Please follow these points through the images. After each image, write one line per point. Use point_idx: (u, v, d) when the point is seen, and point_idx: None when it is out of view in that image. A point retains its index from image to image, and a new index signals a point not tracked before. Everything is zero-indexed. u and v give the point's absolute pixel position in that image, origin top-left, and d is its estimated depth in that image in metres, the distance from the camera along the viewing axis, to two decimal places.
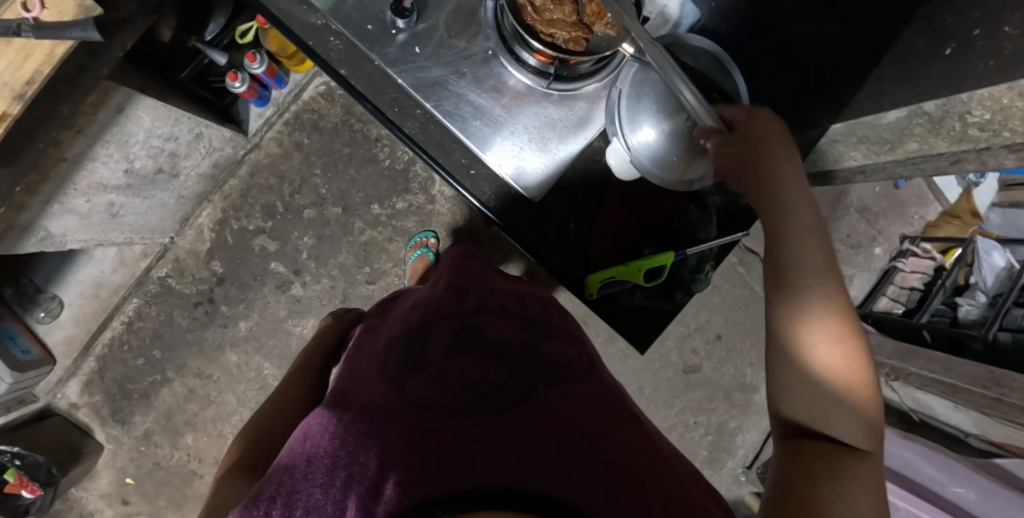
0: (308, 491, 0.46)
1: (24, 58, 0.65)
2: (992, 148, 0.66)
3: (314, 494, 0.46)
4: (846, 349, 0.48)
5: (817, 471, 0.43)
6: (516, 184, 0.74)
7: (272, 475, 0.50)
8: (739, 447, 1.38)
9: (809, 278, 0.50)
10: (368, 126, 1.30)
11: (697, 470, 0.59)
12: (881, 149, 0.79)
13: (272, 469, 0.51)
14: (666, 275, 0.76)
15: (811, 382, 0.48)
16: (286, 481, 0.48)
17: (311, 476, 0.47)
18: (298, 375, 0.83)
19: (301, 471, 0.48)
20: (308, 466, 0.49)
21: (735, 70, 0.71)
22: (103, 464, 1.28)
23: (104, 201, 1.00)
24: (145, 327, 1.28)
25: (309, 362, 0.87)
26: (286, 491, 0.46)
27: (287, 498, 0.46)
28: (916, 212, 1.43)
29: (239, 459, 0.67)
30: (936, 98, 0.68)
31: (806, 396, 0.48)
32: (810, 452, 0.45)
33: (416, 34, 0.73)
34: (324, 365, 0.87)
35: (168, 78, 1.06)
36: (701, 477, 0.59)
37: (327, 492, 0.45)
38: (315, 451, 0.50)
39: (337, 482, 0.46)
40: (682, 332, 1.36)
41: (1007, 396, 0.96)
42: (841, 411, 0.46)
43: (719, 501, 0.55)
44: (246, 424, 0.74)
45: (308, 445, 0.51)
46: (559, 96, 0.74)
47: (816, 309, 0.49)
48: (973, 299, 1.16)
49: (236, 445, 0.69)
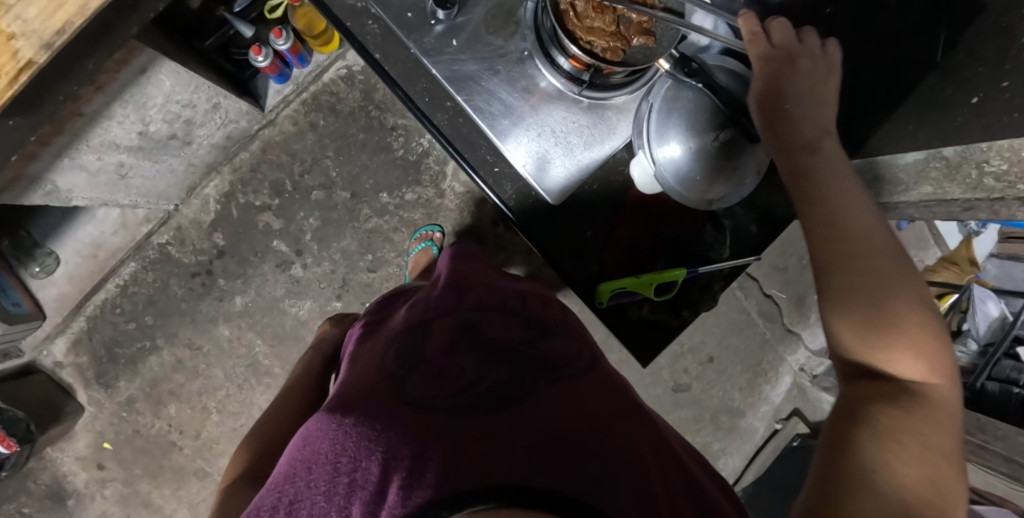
0: (312, 499, 0.46)
1: (55, 7, 0.64)
2: (1004, 199, 0.72)
3: (318, 502, 0.46)
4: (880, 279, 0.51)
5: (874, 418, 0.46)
6: (537, 186, 0.75)
7: (275, 483, 0.50)
8: (719, 470, 1.39)
9: (855, 245, 0.53)
10: (386, 115, 1.29)
11: (718, 472, 0.60)
12: (894, 190, 0.84)
13: (274, 476, 0.52)
14: (676, 291, 0.77)
15: (872, 340, 0.50)
16: (288, 490, 0.48)
17: (313, 483, 0.48)
18: (296, 385, 0.84)
19: (303, 479, 0.48)
20: (309, 472, 0.49)
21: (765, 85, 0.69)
22: (81, 427, 1.26)
23: (114, 160, 0.99)
24: (140, 292, 1.26)
25: (306, 373, 0.87)
26: (289, 501, 0.47)
27: (291, 507, 0.46)
28: (916, 255, 1.47)
29: (245, 468, 0.66)
30: (955, 145, 0.72)
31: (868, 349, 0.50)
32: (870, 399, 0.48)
33: (454, 27, 0.73)
34: (324, 372, 0.88)
35: (192, 45, 1.05)
36: (720, 479, 0.59)
37: (331, 500, 0.46)
38: (315, 457, 0.50)
39: (340, 489, 0.46)
40: (675, 351, 1.37)
41: (991, 444, 0.98)
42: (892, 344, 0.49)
43: (732, 498, 0.56)
44: (248, 430, 0.74)
45: (308, 451, 0.51)
46: (589, 104, 0.75)
47: (867, 274, 0.51)
48: (965, 346, 1.19)
49: (240, 454, 0.69)
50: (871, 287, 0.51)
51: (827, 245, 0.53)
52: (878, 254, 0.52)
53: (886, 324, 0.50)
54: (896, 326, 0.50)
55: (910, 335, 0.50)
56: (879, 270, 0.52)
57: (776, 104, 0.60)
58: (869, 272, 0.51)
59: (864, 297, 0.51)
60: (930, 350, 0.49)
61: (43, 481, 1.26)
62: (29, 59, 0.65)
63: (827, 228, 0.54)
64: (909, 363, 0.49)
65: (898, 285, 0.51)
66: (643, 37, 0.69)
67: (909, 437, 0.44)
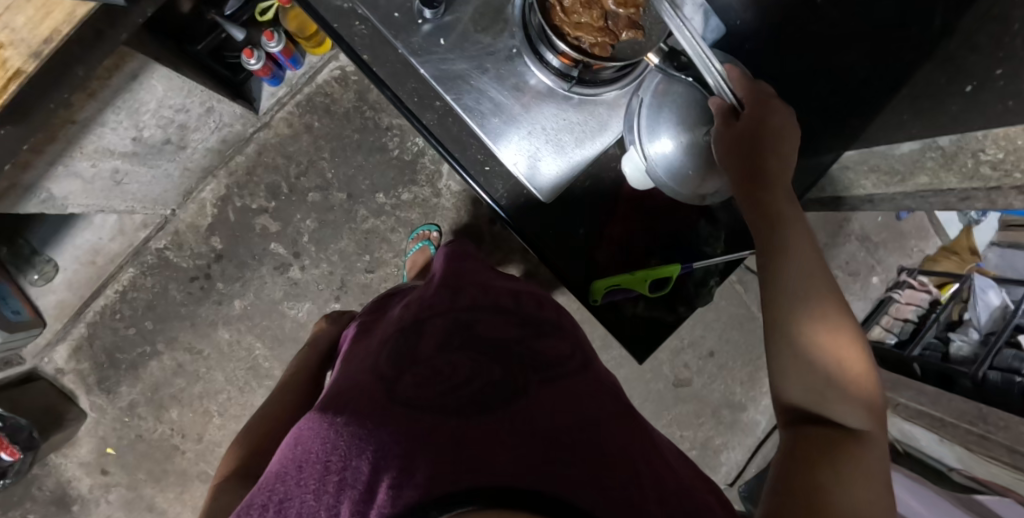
0: (301, 498, 0.46)
1: (44, 16, 0.65)
2: (1000, 187, 0.67)
3: (307, 500, 0.46)
4: (835, 326, 0.52)
5: (821, 458, 0.46)
6: (530, 185, 0.74)
7: (266, 481, 0.50)
8: (722, 464, 1.38)
9: (805, 295, 0.54)
10: (380, 115, 1.29)
11: (706, 473, 0.59)
12: (891, 180, 0.79)
13: (265, 475, 0.51)
14: (671, 287, 0.77)
15: (816, 387, 0.51)
16: (279, 488, 0.48)
17: (303, 482, 0.47)
18: (291, 381, 0.84)
19: (293, 477, 0.48)
20: (300, 471, 0.49)
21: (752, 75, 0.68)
22: (85, 432, 1.27)
23: (109, 167, 0.99)
24: (139, 297, 1.27)
25: (302, 370, 0.86)
26: (278, 500, 0.47)
27: (280, 506, 0.46)
28: (917, 245, 1.46)
29: (237, 465, 0.66)
30: (949, 133, 0.70)
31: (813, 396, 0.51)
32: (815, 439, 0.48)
33: (442, 25, 0.73)
34: (320, 369, 0.88)
35: (184, 48, 1.06)
36: (709, 480, 0.59)
37: (320, 498, 0.46)
38: (307, 456, 0.50)
39: (330, 488, 0.46)
40: (676, 345, 1.37)
41: (993, 434, 0.96)
42: (837, 388, 0.50)
43: (719, 497, 0.56)
44: (241, 428, 0.74)
45: (300, 450, 0.51)
46: (580, 101, 0.74)
47: (811, 322, 0.52)
48: (965, 335, 1.17)
49: (233, 453, 0.69)
50: (815, 336, 0.52)
51: (782, 283, 0.55)
52: (824, 304, 0.53)
53: (830, 373, 0.51)
54: (842, 371, 0.51)
55: (850, 381, 0.51)
56: (829, 316, 0.53)
57: (748, 145, 0.58)
58: (814, 319, 0.53)
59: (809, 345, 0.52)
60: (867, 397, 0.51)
61: (48, 487, 1.27)
62: (17, 68, 0.65)
63: (778, 270, 0.56)
64: (852, 406, 0.50)
65: (844, 334, 0.52)
66: (629, 30, 0.68)
67: (859, 483, 0.44)
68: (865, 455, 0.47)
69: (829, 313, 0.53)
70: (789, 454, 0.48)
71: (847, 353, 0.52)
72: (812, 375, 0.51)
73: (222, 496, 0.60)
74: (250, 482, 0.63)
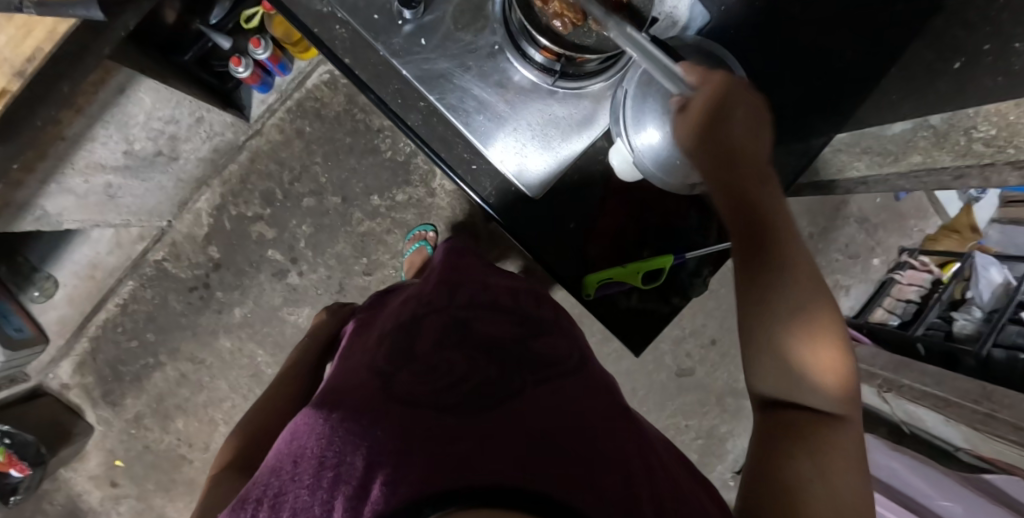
0: (295, 492, 0.46)
1: (25, 34, 0.64)
2: (996, 164, 0.66)
3: (301, 496, 0.45)
4: (819, 309, 0.46)
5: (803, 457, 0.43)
6: (518, 182, 0.74)
7: (262, 475, 0.50)
8: (728, 452, 1.38)
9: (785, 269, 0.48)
10: (371, 117, 1.29)
11: (699, 472, 0.59)
12: (884, 161, 0.78)
13: (260, 470, 0.51)
14: (665, 278, 0.76)
15: (788, 370, 0.46)
16: (274, 482, 0.48)
17: (299, 477, 0.47)
18: (289, 374, 0.84)
19: (289, 472, 0.48)
20: (295, 467, 0.48)
21: (733, 59, 0.66)
22: (92, 446, 1.28)
23: (102, 182, 0.99)
24: (139, 310, 1.27)
25: (300, 366, 0.86)
26: (272, 494, 0.47)
27: (274, 501, 0.46)
28: (916, 224, 1.42)
29: (236, 456, 0.66)
30: (943, 112, 0.69)
31: (788, 384, 0.46)
32: (795, 431, 0.45)
33: (422, 25, 0.73)
34: (317, 370, 0.88)
35: (172, 59, 1.07)
36: (702, 477, 0.59)
37: (314, 493, 0.45)
38: (302, 452, 0.50)
39: (324, 483, 0.45)
40: (677, 335, 1.36)
41: (999, 412, 0.94)
42: (814, 373, 0.45)
43: (711, 496, 0.55)
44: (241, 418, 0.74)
45: (296, 446, 0.51)
46: (564, 94, 0.74)
47: (790, 296, 0.47)
48: (968, 314, 1.16)
49: (229, 444, 0.69)
50: (791, 309, 0.47)
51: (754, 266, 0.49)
52: (804, 276, 0.48)
53: (806, 358, 0.45)
54: (817, 356, 0.45)
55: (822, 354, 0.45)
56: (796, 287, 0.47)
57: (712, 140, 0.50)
58: (789, 301, 0.47)
59: (786, 316, 0.46)
60: (845, 367, 0.45)
61: (59, 501, 1.28)
62: (3, 87, 0.65)
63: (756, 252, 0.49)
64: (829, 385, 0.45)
65: (822, 305, 0.46)
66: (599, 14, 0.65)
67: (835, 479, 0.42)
68: (844, 443, 0.43)
69: (799, 287, 0.47)
70: (765, 442, 0.46)
71: (826, 328, 0.46)
72: (786, 361, 0.46)
73: (220, 485, 0.60)
74: (243, 475, 0.63)
